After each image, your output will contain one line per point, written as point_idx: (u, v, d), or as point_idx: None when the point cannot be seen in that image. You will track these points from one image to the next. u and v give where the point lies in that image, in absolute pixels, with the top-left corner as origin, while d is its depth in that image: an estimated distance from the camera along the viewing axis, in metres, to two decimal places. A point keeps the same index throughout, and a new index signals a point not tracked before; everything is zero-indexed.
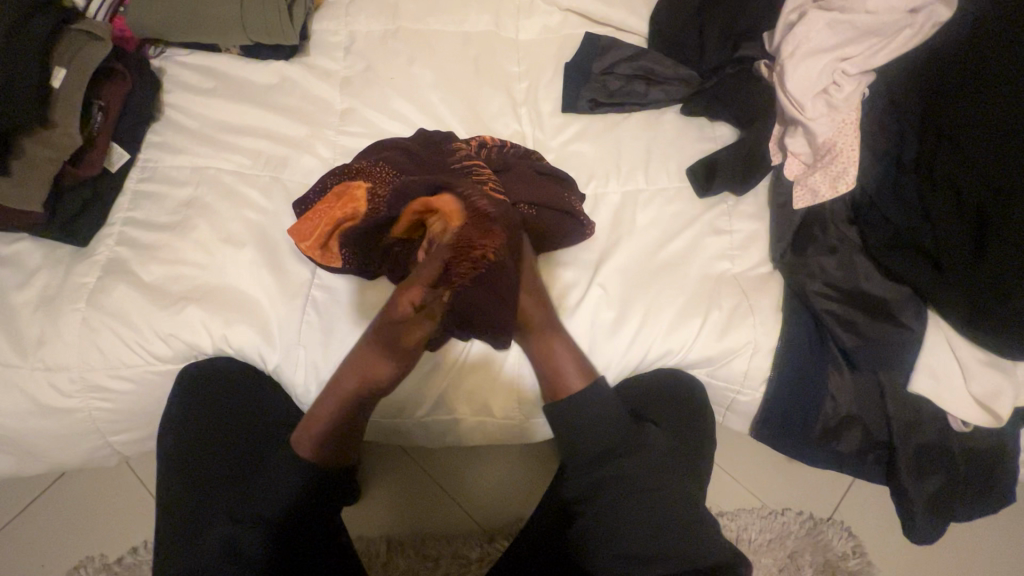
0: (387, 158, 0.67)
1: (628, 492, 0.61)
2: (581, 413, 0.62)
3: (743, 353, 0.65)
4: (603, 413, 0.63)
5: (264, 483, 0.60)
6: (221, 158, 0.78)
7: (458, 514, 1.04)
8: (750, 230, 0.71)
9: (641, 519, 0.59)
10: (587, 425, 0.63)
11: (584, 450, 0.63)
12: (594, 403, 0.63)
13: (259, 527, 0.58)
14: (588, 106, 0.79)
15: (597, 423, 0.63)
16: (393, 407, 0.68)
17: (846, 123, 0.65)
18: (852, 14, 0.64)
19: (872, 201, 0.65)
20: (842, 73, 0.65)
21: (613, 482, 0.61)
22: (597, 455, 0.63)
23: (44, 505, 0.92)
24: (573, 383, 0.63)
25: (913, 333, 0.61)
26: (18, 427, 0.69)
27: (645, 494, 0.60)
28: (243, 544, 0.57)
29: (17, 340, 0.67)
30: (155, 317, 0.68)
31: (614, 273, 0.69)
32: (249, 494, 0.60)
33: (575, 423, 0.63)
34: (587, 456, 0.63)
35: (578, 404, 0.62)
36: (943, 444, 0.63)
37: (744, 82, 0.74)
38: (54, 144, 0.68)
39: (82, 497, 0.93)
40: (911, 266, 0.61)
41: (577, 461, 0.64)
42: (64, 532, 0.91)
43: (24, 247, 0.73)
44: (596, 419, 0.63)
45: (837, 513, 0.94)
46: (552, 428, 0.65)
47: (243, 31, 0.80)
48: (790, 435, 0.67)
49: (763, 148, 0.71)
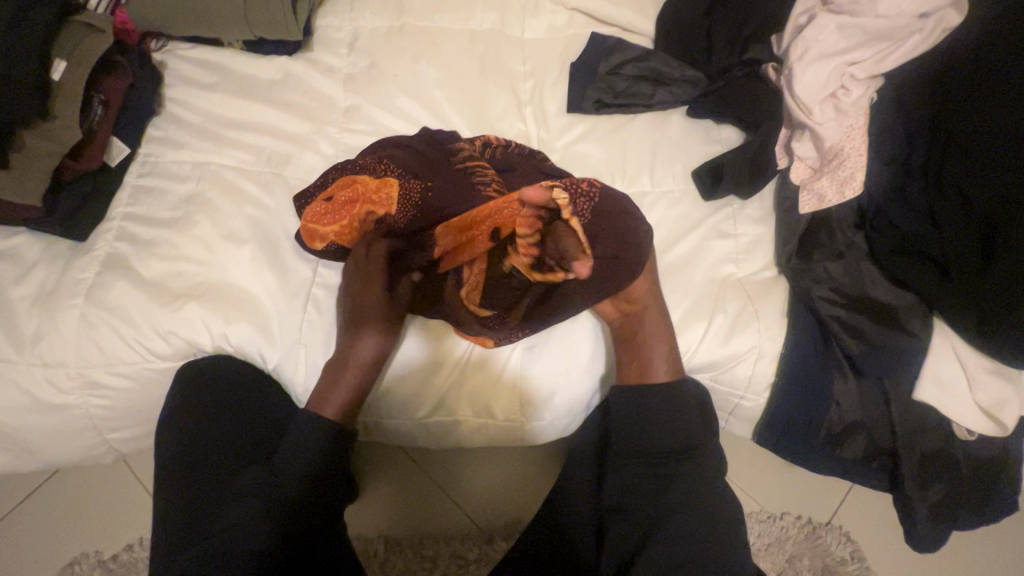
0: (397, 157, 0.67)
1: (683, 496, 0.57)
2: (645, 410, 0.61)
3: (748, 358, 0.64)
4: (673, 410, 0.61)
5: (310, 444, 0.61)
6: (222, 153, 0.77)
7: (456, 515, 1.04)
8: (756, 234, 0.70)
9: (693, 523, 0.56)
10: (649, 420, 0.61)
11: (639, 448, 0.61)
12: (667, 402, 0.61)
13: (303, 489, 0.60)
14: (593, 106, 0.78)
15: (664, 419, 0.60)
16: (396, 406, 0.68)
17: (855, 128, 0.65)
18: (862, 18, 0.63)
19: (880, 207, 0.65)
20: (850, 77, 0.65)
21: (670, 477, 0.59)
22: (657, 455, 0.60)
23: (39, 500, 0.91)
24: (657, 374, 0.62)
25: (919, 341, 0.60)
26: (15, 423, 0.68)
27: (700, 499, 0.57)
28: (286, 502, 0.59)
29: (14, 335, 0.67)
30: (154, 314, 0.68)
31: None
32: (292, 454, 0.61)
33: (637, 418, 0.61)
34: (643, 454, 0.61)
35: (649, 396, 0.61)
36: (947, 452, 0.63)
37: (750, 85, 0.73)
38: (54, 137, 0.67)
39: (78, 493, 0.92)
40: (918, 273, 0.60)
41: (632, 458, 0.61)
42: (59, 528, 0.90)
43: (21, 241, 0.72)
44: (666, 418, 0.61)
45: (836, 518, 0.94)
46: (625, 419, 0.62)
47: (247, 26, 0.79)
48: (793, 441, 0.67)
49: (770, 151, 0.70)
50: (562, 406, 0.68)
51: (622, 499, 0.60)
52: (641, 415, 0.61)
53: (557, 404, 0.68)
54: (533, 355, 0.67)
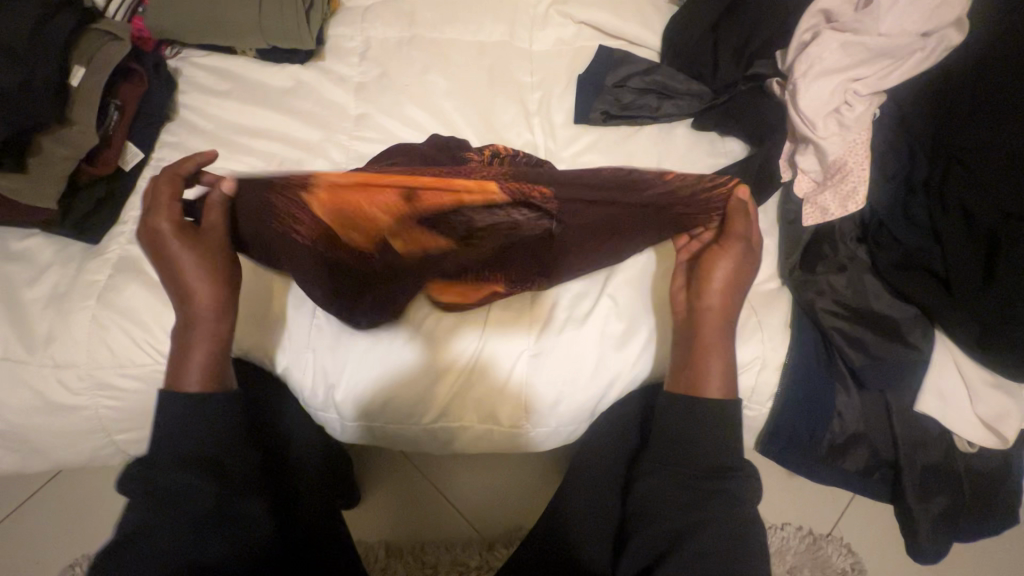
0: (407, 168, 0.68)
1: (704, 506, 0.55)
2: (682, 419, 0.58)
3: (752, 368, 0.65)
4: (711, 422, 0.58)
5: (189, 421, 0.53)
6: (235, 159, 0.78)
7: (458, 521, 1.05)
8: (760, 245, 0.71)
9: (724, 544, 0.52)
10: (686, 432, 0.58)
11: (670, 459, 0.58)
12: (705, 413, 0.57)
13: (209, 469, 0.53)
14: (600, 118, 0.80)
15: (701, 429, 0.57)
16: (401, 411, 0.68)
17: (857, 143, 0.66)
18: (865, 36, 0.65)
19: (882, 220, 0.66)
20: (854, 93, 0.66)
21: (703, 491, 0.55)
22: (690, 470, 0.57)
23: (43, 501, 0.92)
24: (715, 388, 0.59)
25: (921, 353, 0.61)
26: (24, 423, 0.69)
27: (733, 516, 0.54)
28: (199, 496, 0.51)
29: (27, 337, 0.68)
30: (166, 316, 0.68)
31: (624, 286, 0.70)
32: (171, 437, 0.53)
33: (672, 427, 0.59)
34: (670, 464, 0.58)
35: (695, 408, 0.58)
36: (949, 464, 0.63)
37: (754, 100, 0.75)
38: (72, 142, 0.69)
39: (81, 494, 0.92)
40: (920, 286, 0.62)
41: (657, 469, 0.59)
42: (61, 529, 0.90)
43: (35, 243, 0.73)
44: (714, 437, 0.57)
45: (837, 529, 0.94)
46: (665, 423, 0.59)
47: (261, 35, 0.81)
48: (797, 451, 0.67)
49: (774, 165, 0.71)
50: (568, 414, 0.68)
51: (643, 513, 0.58)
52: (682, 425, 0.58)
53: (563, 412, 0.68)
54: (539, 363, 0.67)
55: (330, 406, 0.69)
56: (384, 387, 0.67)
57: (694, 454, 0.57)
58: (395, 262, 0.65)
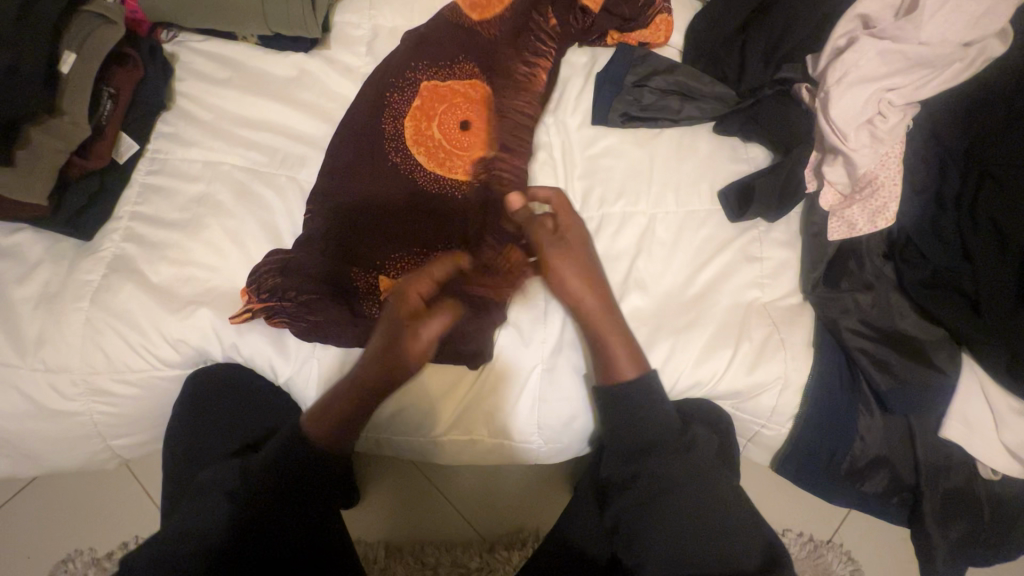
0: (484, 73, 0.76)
1: (653, 447, 0.56)
2: (625, 414, 0.58)
3: (773, 388, 0.63)
4: (650, 403, 0.58)
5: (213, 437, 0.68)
6: (236, 154, 0.74)
7: (462, 525, 1.04)
8: (782, 258, 0.69)
9: (681, 509, 0.53)
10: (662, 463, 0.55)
11: (626, 435, 0.57)
12: (642, 401, 0.57)
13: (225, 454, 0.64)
14: (620, 119, 0.75)
15: (645, 425, 0.57)
16: (410, 424, 0.66)
17: (890, 156, 0.64)
18: (905, 44, 0.62)
19: (909, 237, 0.64)
20: (887, 103, 0.64)
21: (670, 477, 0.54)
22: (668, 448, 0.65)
23: (30, 496, 0.88)
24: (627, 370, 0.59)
25: (947, 377, 0.60)
26: (16, 428, 0.66)
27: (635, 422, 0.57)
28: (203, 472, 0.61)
29: (17, 339, 0.64)
30: (164, 320, 0.65)
31: (657, 297, 0.68)
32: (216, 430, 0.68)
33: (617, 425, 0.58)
34: (628, 472, 0.56)
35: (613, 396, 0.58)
36: (970, 490, 0.63)
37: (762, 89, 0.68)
38: (63, 134, 0.65)
39: (70, 491, 0.88)
40: (947, 305, 0.60)
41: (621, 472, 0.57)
42: (50, 526, 0.87)
43: (24, 239, 0.69)
44: (649, 420, 0.57)
45: (837, 535, 0.93)
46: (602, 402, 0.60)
47: (264, 21, 0.76)
48: (816, 475, 0.65)
49: (798, 174, 0.68)
50: (581, 429, 0.66)
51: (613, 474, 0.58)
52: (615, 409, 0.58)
53: (577, 426, 0.66)
54: (551, 378, 0.65)
55: None
56: (394, 400, 0.65)
57: (640, 471, 0.56)
58: (467, 62, 0.76)
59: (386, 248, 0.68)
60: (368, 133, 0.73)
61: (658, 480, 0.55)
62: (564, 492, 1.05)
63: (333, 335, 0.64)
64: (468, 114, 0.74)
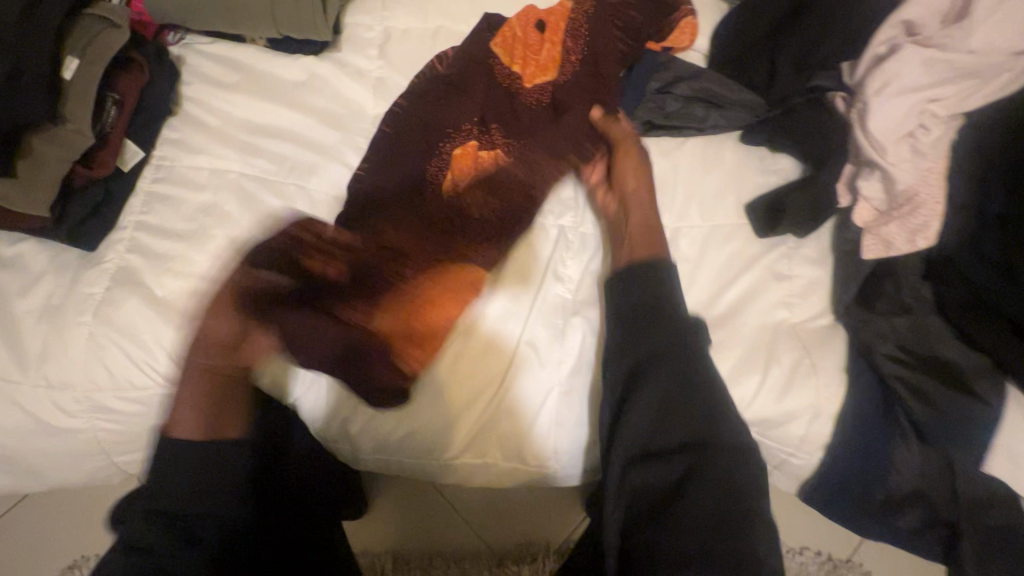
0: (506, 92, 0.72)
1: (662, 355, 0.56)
2: (635, 299, 0.59)
3: (803, 416, 0.60)
4: (659, 298, 0.59)
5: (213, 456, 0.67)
6: (243, 162, 0.72)
7: (471, 538, 1.02)
8: (812, 276, 0.65)
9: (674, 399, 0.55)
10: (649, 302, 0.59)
11: (628, 314, 0.59)
12: (646, 290, 0.59)
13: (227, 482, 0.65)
14: (642, 128, 0.73)
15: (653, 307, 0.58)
16: (422, 446, 0.63)
17: (932, 171, 0.61)
18: (951, 53, 0.58)
19: (950, 256, 0.60)
20: (929, 115, 0.60)
21: (691, 393, 0.55)
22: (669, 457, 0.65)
23: (35, 503, 0.87)
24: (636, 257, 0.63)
25: (991, 409, 0.56)
26: (20, 444, 0.65)
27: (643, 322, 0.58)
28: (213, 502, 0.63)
29: (19, 353, 0.63)
30: (168, 336, 0.63)
31: None
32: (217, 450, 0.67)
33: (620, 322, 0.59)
34: (633, 380, 0.56)
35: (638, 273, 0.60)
36: (1012, 527, 0.59)
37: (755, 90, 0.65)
38: (66, 143, 0.63)
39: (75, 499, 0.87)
40: (990, 331, 0.57)
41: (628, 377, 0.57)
42: (55, 535, 0.86)
43: (27, 249, 0.67)
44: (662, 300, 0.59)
45: (857, 556, 0.90)
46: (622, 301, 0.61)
47: (273, 24, 0.74)
48: (846, 508, 0.62)
49: (832, 188, 0.65)
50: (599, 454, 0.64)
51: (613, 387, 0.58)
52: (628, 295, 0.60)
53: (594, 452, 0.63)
54: (567, 401, 0.63)
55: (343, 437, 0.64)
56: (407, 421, 0.62)
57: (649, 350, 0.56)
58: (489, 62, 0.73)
59: (372, 274, 0.62)
60: (390, 145, 0.70)
61: (669, 360, 0.56)
62: (576, 506, 1.03)
63: (299, 349, 0.58)
64: (483, 140, 0.70)
